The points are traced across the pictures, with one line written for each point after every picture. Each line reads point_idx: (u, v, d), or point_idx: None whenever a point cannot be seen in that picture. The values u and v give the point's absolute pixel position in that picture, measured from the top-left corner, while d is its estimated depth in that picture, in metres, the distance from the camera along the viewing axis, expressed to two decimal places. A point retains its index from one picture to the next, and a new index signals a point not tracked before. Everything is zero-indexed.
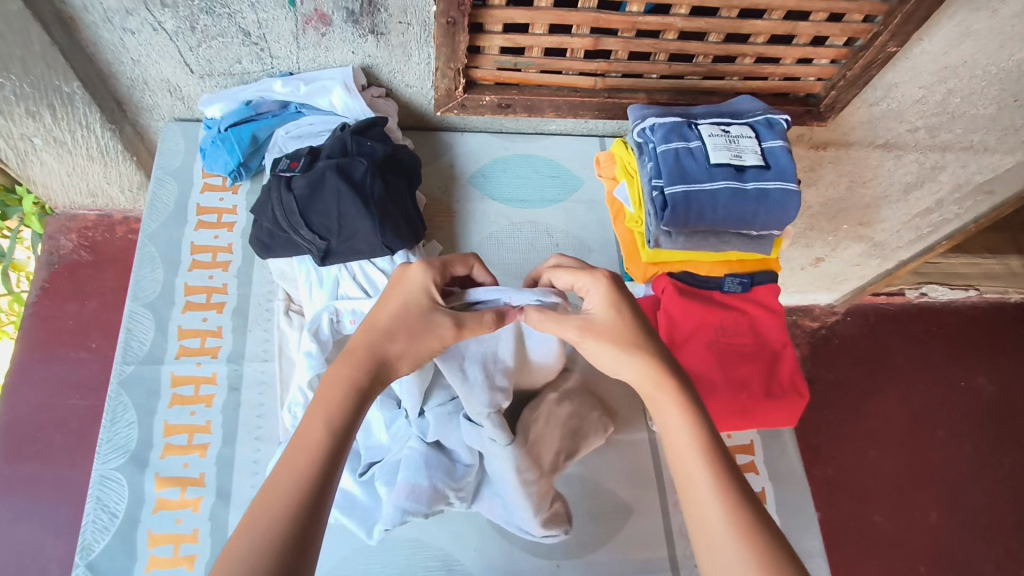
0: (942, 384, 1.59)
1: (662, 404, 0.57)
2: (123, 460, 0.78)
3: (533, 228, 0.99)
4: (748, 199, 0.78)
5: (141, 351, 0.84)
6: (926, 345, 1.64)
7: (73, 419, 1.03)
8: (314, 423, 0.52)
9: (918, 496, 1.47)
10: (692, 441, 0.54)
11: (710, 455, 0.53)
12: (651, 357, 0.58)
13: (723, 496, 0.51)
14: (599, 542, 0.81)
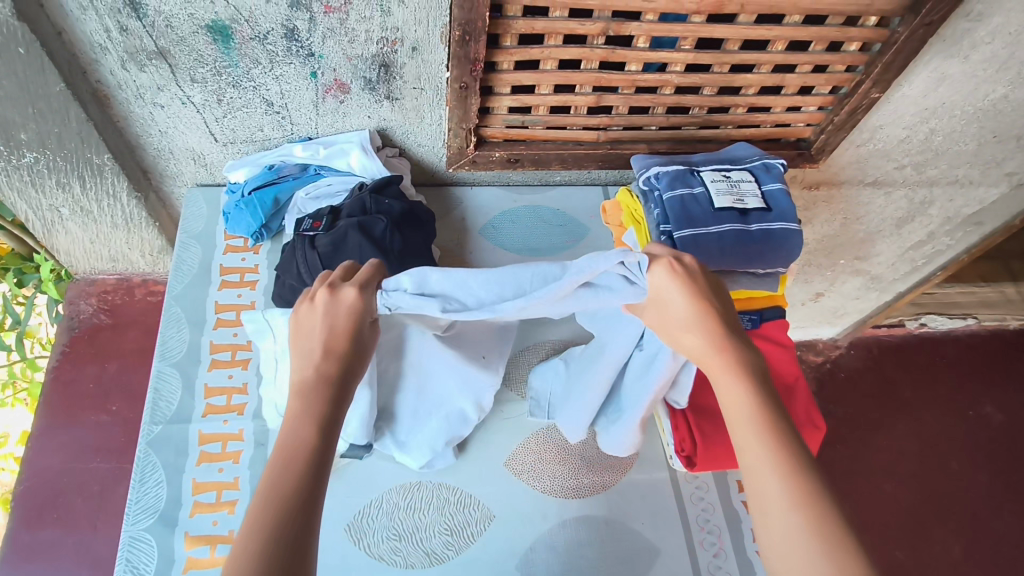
0: (951, 413, 1.61)
1: (720, 372, 0.56)
2: (152, 520, 0.78)
3: None
4: (754, 239, 0.82)
5: (169, 410, 0.86)
6: (930, 375, 1.66)
7: (94, 482, 1.03)
8: (302, 427, 0.51)
9: (938, 529, 1.46)
10: (750, 412, 0.52)
11: (771, 423, 0.51)
12: (705, 324, 0.58)
13: (781, 473, 0.48)
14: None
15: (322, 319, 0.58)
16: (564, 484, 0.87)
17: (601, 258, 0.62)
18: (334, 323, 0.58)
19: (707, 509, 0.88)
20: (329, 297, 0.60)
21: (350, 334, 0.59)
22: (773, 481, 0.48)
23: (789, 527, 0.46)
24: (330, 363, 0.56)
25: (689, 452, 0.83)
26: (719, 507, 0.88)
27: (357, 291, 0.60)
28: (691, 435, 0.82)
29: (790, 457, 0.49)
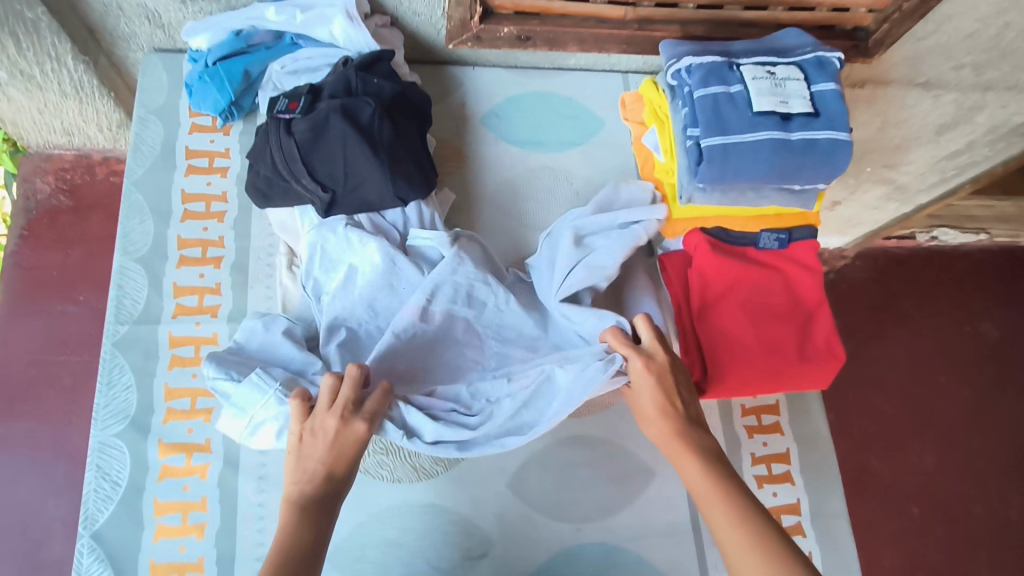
0: (948, 328, 1.58)
1: (678, 452, 0.60)
2: (123, 425, 0.73)
3: (551, 175, 0.92)
4: (794, 151, 0.68)
5: (135, 309, 0.78)
6: (934, 290, 1.61)
7: (65, 375, 0.98)
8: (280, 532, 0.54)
9: (915, 439, 1.47)
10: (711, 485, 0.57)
11: (728, 493, 0.56)
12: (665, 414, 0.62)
13: (750, 538, 0.53)
14: (620, 507, 0.79)
15: (323, 449, 0.57)
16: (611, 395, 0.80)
17: (592, 367, 0.66)
18: (337, 455, 0.57)
19: None
20: (341, 430, 0.58)
21: (353, 464, 0.58)
22: (730, 505, 0.55)
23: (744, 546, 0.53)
24: (322, 486, 0.57)
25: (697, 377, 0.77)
26: (721, 431, 0.85)
27: (366, 425, 0.59)
28: (699, 358, 0.76)
29: (747, 518, 0.54)
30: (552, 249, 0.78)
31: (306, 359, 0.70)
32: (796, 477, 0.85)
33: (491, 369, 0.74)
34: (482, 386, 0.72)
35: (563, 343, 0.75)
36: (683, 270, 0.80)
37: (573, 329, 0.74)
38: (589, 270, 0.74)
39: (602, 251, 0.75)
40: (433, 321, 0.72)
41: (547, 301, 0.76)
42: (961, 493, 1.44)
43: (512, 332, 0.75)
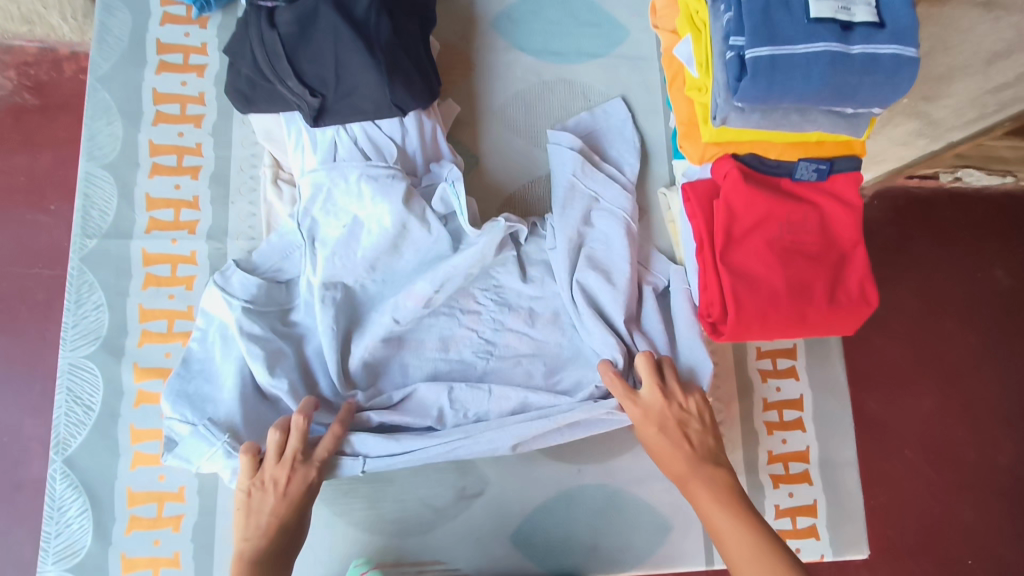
0: (918, 271, 1.26)
1: (693, 489, 0.62)
2: (96, 347, 0.68)
3: (567, 90, 0.83)
4: (853, 68, 0.59)
5: (105, 223, 0.71)
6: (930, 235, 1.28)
7: (38, 290, 0.92)
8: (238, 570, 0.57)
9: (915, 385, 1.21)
10: (731, 520, 0.58)
11: (744, 521, 0.57)
12: (677, 450, 0.64)
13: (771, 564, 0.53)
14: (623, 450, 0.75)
15: (274, 501, 0.60)
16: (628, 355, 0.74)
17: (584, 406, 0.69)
18: (286, 504, 0.60)
19: (719, 375, 0.80)
20: (292, 479, 0.61)
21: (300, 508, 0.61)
22: (742, 541, 0.56)
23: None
24: (274, 538, 0.59)
25: (715, 318, 0.71)
26: (733, 374, 0.80)
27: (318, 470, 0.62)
28: (719, 296, 0.70)
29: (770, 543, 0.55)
30: (563, 230, 0.73)
31: (274, 354, 0.65)
32: (807, 424, 0.81)
33: (483, 338, 0.73)
34: (466, 406, 0.69)
35: (564, 322, 0.74)
36: (708, 200, 0.73)
37: (584, 337, 0.72)
38: (590, 265, 0.72)
39: (619, 253, 0.73)
40: (436, 305, 0.71)
41: (563, 271, 0.72)
42: (963, 439, 1.19)
43: (513, 294, 0.74)
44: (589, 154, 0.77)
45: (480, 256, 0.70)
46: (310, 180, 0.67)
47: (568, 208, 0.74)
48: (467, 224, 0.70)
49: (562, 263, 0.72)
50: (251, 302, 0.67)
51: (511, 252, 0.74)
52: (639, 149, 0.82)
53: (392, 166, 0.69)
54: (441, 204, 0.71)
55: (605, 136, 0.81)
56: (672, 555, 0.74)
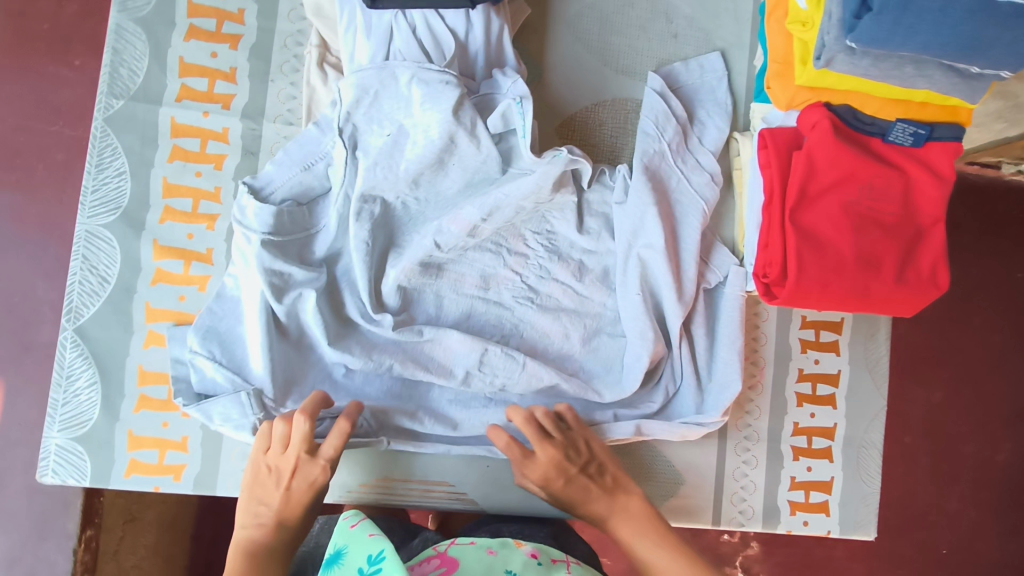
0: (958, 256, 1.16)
1: (619, 523, 0.59)
2: (115, 217, 0.64)
3: (649, 6, 0.75)
4: (995, 18, 0.50)
5: (133, 84, 0.65)
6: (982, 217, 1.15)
7: (58, 149, 0.87)
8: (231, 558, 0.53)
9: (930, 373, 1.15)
10: (661, 547, 0.55)
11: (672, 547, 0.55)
12: (591, 489, 0.61)
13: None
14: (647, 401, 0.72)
15: (278, 493, 0.57)
16: (672, 307, 0.70)
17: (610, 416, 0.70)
18: (288, 500, 0.57)
19: (759, 338, 0.76)
20: (296, 474, 0.57)
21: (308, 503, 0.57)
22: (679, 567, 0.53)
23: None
24: (271, 532, 0.55)
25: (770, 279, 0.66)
26: (772, 339, 0.76)
27: (324, 468, 0.57)
28: (782, 256, 0.65)
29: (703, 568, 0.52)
30: (637, 193, 0.69)
31: (309, 274, 0.63)
32: (839, 401, 0.78)
33: (526, 283, 0.70)
34: (495, 380, 0.67)
35: (612, 282, 0.72)
36: (787, 151, 0.67)
37: (621, 300, 0.71)
38: (644, 237, 0.69)
39: (685, 234, 0.70)
40: (481, 235, 0.67)
41: (627, 232, 0.70)
42: (962, 432, 1.14)
43: (565, 243, 0.71)
44: (673, 104, 0.72)
45: (535, 187, 0.65)
46: (355, 77, 0.61)
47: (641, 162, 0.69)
48: (526, 148, 0.63)
49: (626, 226, 0.70)
50: (271, 234, 0.62)
51: (571, 197, 0.69)
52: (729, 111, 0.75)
53: (447, 71, 0.62)
54: (496, 124, 0.64)
55: (696, 94, 0.74)
56: (681, 509, 0.73)
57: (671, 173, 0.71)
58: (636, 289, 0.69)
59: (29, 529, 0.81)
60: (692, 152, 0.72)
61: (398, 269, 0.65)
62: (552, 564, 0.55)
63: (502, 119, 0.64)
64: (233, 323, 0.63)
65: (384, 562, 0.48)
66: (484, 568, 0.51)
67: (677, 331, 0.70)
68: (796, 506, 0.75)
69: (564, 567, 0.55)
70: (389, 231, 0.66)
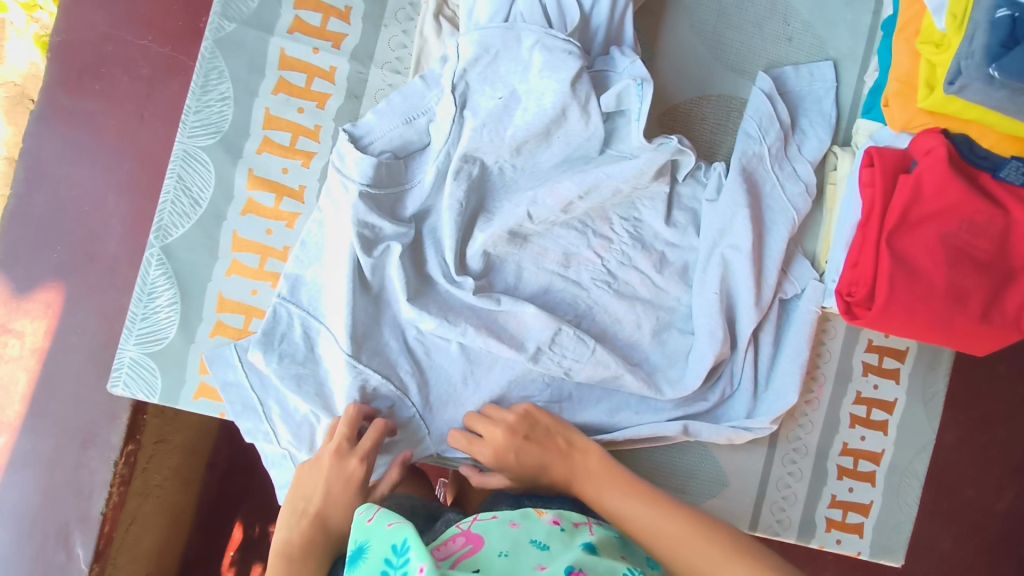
0: None
1: (586, 486, 0.59)
2: (213, 141, 0.63)
3: (768, 4, 0.73)
4: None
5: (248, 9, 0.64)
6: None
7: (144, 64, 0.84)
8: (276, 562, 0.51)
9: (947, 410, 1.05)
10: (630, 501, 0.55)
11: (640, 497, 0.55)
12: (550, 453, 0.61)
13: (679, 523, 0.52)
14: (705, 402, 0.71)
15: (317, 488, 0.56)
16: (747, 311, 0.69)
17: (664, 416, 0.70)
18: (326, 493, 0.56)
19: (822, 355, 0.76)
20: (334, 465, 0.57)
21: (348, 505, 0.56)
22: (647, 510, 0.54)
23: (672, 537, 0.51)
24: (310, 528, 0.54)
25: (853, 299, 0.66)
26: (836, 358, 0.76)
27: (359, 460, 0.57)
28: (869, 280, 0.64)
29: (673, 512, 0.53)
30: (731, 193, 0.68)
31: (398, 229, 0.63)
32: (891, 428, 0.78)
33: (607, 268, 0.69)
34: (563, 361, 0.67)
35: (690, 278, 0.71)
36: (893, 172, 0.65)
37: (694, 298, 0.70)
38: (731, 236, 0.68)
39: (771, 241, 0.69)
40: (573, 213, 0.66)
41: (713, 230, 0.69)
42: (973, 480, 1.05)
43: (650, 233, 0.71)
44: (780, 108, 0.70)
45: (638, 171, 0.64)
46: (480, 35, 0.60)
47: (740, 162, 0.69)
48: (638, 131, 0.63)
49: (714, 225, 0.69)
50: (370, 185, 0.61)
51: (664, 187, 0.69)
52: (832, 124, 0.73)
53: (572, 41, 0.61)
54: (609, 104, 0.63)
55: (802, 101, 0.73)
56: (721, 510, 0.74)
57: (766, 179, 0.70)
58: (714, 288, 0.69)
59: (74, 435, 0.82)
60: (790, 161, 0.71)
61: (488, 235, 0.65)
62: (575, 528, 0.53)
63: (615, 100, 0.63)
64: (316, 269, 0.63)
65: (411, 553, 0.44)
66: (510, 544, 0.49)
67: (746, 337, 0.70)
68: (833, 524, 0.76)
69: (587, 528, 0.53)
70: (481, 196, 0.66)
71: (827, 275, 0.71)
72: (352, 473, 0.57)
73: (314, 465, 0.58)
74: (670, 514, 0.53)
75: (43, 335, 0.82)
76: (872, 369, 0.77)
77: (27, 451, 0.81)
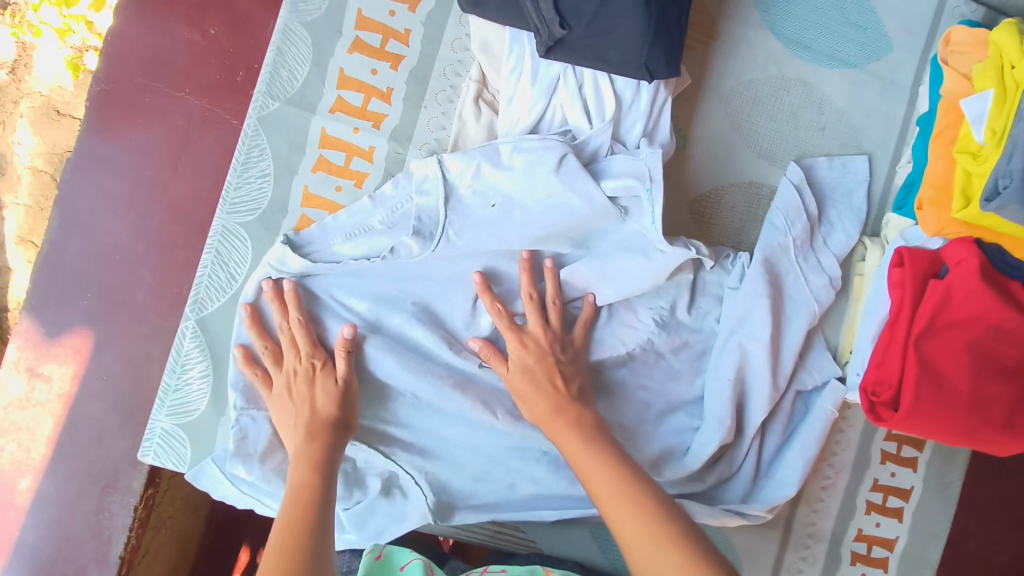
0: None
1: (559, 428, 0.58)
2: (252, 218, 0.65)
3: (803, 93, 0.73)
4: None
5: (292, 87, 0.65)
6: None
7: (179, 116, 0.85)
8: (301, 469, 0.54)
9: None
10: (589, 452, 0.55)
11: (605, 454, 0.55)
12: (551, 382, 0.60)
13: (628, 488, 0.51)
14: (701, 484, 0.71)
15: (303, 395, 0.60)
16: (760, 403, 0.69)
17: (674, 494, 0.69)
18: (311, 402, 0.59)
19: (842, 442, 0.76)
20: (298, 380, 0.60)
21: (334, 400, 0.60)
22: (616, 507, 0.50)
23: (625, 530, 0.49)
24: (321, 427, 0.58)
25: (878, 399, 0.66)
26: (854, 446, 0.77)
27: (315, 368, 0.61)
28: (894, 383, 0.65)
29: (624, 473, 0.52)
30: (752, 283, 0.68)
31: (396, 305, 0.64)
32: (905, 515, 0.78)
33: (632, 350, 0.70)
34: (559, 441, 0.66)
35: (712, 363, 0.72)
36: (923, 275, 0.66)
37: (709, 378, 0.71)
38: (753, 323, 0.68)
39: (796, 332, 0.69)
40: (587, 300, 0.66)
41: (733, 317, 0.69)
42: None
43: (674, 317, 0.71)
44: (809, 200, 0.70)
45: (654, 265, 0.64)
46: (439, 161, 0.61)
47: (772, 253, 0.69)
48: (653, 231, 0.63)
49: (736, 312, 0.69)
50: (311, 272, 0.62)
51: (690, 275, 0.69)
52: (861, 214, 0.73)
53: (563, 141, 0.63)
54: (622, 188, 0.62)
55: (832, 190, 0.73)
56: None
57: (790, 271, 0.70)
58: (738, 377, 0.69)
59: (95, 479, 0.83)
60: (815, 252, 0.71)
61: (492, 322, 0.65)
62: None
63: (627, 186, 0.62)
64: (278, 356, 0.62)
65: None
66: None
67: (755, 428, 0.70)
68: None
69: None
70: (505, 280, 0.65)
71: (848, 378, 0.72)
72: (312, 376, 0.60)
73: (283, 396, 0.60)
74: (637, 514, 0.49)
75: (70, 380, 0.83)
76: (890, 455, 0.77)
77: (49, 494, 0.82)
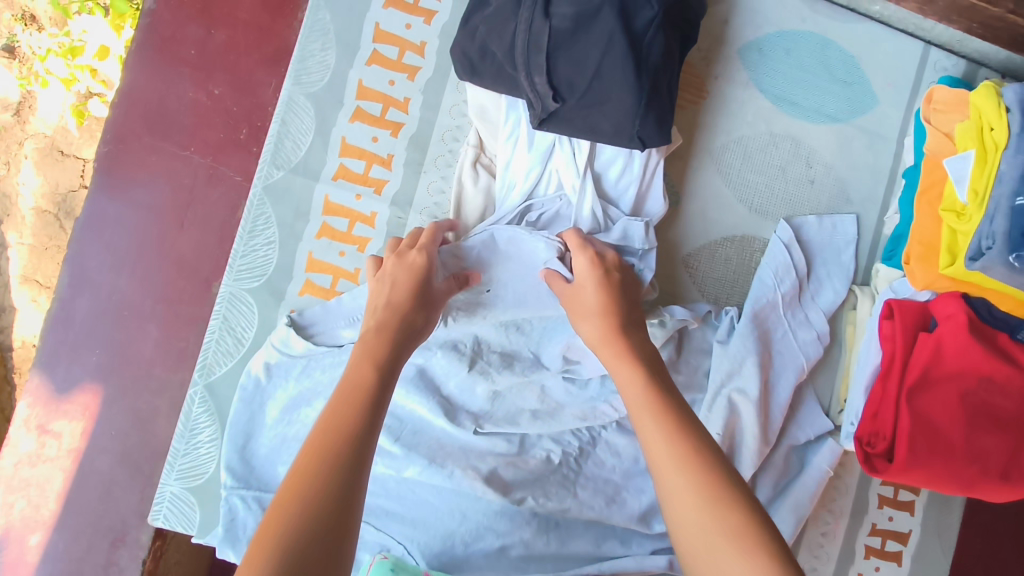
0: None
1: (620, 363, 0.56)
2: (259, 283, 0.67)
3: (791, 147, 0.76)
4: None
5: (296, 156, 0.68)
6: None
7: (185, 174, 0.87)
8: (363, 366, 0.52)
9: None
10: (644, 396, 0.52)
11: (665, 403, 0.52)
12: (611, 321, 0.59)
13: (685, 441, 0.48)
14: None
15: (402, 272, 0.61)
16: (749, 456, 0.70)
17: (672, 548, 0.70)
18: (404, 278, 0.60)
19: (839, 488, 0.78)
20: (399, 261, 0.61)
21: (413, 291, 0.60)
22: (678, 478, 0.46)
23: (681, 490, 0.45)
24: (403, 314, 0.58)
25: (874, 451, 0.68)
26: (852, 492, 0.78)
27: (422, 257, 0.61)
28: (888, 436, 0.66)
29: (681, 425, 0.49)
30: (745, 337, 0.70)
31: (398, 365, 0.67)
32: (904, 559, 0.79)
33: None
34: (547, 503, 0.66)
35: None
36: (912, 329, 0.67)
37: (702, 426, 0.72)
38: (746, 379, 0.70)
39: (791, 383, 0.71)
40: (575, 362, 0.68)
41: (721, 370, 0.70)
42: None
43: None
44: (797, 255, 0.72)
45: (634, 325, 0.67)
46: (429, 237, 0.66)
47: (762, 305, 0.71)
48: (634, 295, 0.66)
49: (722, 366, 0.70)
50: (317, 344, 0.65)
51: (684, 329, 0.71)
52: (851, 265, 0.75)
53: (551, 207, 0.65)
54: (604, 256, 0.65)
55: (822, 242, 0.75)
56: None
57: (781, 324, 0.72)
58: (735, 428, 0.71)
59: (104, 533, 0.84)
60: (804, 307, 0.73)
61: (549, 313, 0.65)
62: None
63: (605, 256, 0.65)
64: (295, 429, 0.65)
65: None
66: None
67: None
68: None
69: None
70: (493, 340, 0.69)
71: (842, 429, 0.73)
72: (418, 259, 0.61)
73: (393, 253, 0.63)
74: (701, 495, 0.45)
75: (79, 436, 0.85)
76: (888, 500, 0.78)
77: (59, 550, 0.83)
